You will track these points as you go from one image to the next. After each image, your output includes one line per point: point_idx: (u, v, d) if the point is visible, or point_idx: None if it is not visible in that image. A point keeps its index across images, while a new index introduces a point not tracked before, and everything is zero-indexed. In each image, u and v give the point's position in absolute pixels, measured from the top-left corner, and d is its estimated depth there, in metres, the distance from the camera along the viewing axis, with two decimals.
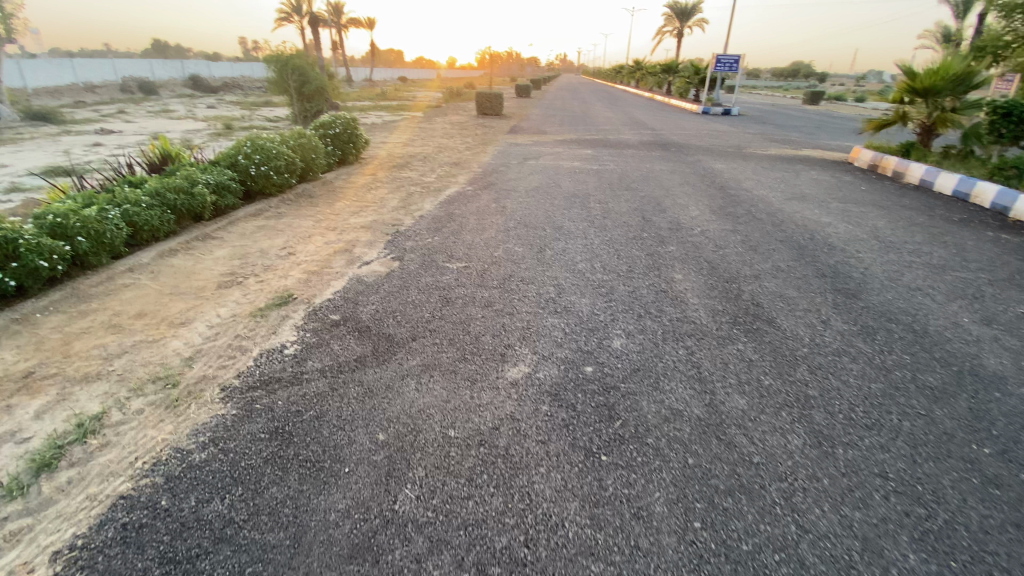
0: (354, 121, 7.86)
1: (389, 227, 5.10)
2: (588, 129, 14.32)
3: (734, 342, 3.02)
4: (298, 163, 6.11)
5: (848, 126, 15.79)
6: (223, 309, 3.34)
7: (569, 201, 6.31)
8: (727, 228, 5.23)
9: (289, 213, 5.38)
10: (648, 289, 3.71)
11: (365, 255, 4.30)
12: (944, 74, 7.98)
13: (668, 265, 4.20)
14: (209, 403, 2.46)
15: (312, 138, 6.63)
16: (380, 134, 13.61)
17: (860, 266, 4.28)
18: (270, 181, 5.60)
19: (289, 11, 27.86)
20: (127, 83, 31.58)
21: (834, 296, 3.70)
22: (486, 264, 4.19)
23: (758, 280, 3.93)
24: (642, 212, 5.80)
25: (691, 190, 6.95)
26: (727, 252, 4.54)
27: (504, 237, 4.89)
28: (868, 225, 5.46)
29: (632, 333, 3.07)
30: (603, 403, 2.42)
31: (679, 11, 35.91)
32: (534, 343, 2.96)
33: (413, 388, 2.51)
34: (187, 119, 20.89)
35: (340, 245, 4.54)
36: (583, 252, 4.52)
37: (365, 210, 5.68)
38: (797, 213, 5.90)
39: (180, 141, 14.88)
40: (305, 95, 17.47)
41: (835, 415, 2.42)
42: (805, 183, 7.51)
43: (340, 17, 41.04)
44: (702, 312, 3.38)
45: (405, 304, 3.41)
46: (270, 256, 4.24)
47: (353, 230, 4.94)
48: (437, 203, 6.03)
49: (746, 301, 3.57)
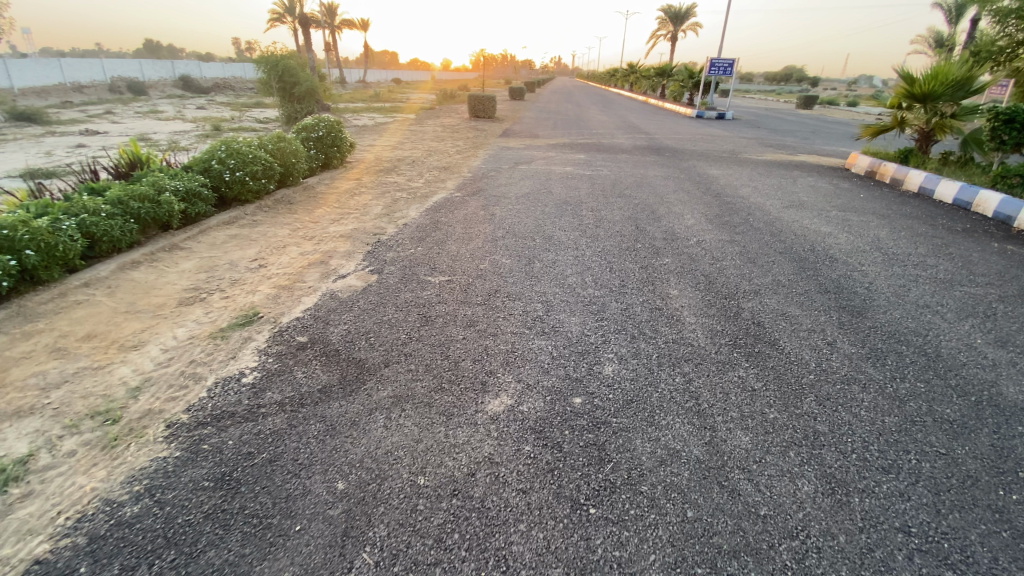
0: (338, 123, 7.59)
1: (369, 236, 4.84)
2: (581, 133, 14.13)
3: (735, 368, 2.78)
4: (277, 168, 5.83)
5: (842, 131, 15.69)
6: (181, 331, 3.08)
7: (560, 208, 6.08)
8: (725, 239, 5.01)
9: (264, 221, 5.11)
10: (642, 306, 3.48)
11: (341, 267, 4.04)
12: (943, 79, 7.82)
13: (663, 279, 3.97)
14: (150, 445, 2.20)
15: (293, 141, 6.36)
16: (370, 136, 13.36)
17: (864, 281, 4.08)
18: (245, 187, 5.33)
19: (281, 11, 27.57)
20: (115, 83, 31.12)
21: (839, 315, 3.48)
22: (471, 277, 3.94)
23: (757, 296, 3.71)
24: (635, 221, 5.58)
25: (686, 197, 6.74)
26: (724, 264, 4.33)
27: (491, 247, 4.65)
28: (870, 235, 5.26)
29: (624, 358, 2.82)
30: (592, 443, 2.18)
31: (674, 14, 35.88)
32: (518, 369, 2.70)
33: (381, 425, 2.26)
34: (174, 120, 20.53)
35: (316, 257, 4.27)
36: (575, 263, 4.29)
37: (346, 217, 5.42)
38: (796, 222, 5.70)
39: (166, 143, 14.56)
40: (294, 96, 17.17)
41: (847, 455, 2.19)
42: (802, 190, 7.33)
43: (333, 18, 40.73)
44: (700, 332, 3.14)
45: (380, 323, 3.16)
46: (239, 269, 3.98)
47: (331, 240, 4.68)
48: (422, 211, 5.79)
49: (746, 320, 3.34)
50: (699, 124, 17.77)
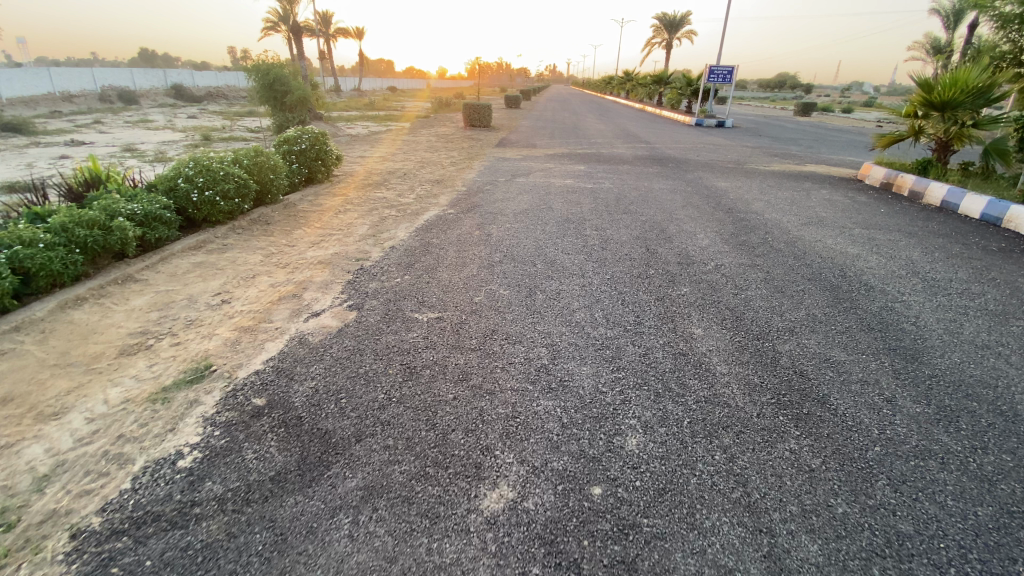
0: (323, 135, 7.09)
1: (351, 262, 4.34)
2: (580, 142, 13.70)
3: (785, 439, 2.30)
4: (253, 186, 5.33)
5: (846, 139, 15.31)
6: (116, 392, 2.57)
7: (562, 227, 5.59)
8: (745, 262, 4.53)
9: (235, 246, 4.60)
10: (663, 350, 2.99)
11: (315, 302, 3.53)
12: (962, 87, 7.40)
13: (683, 314, 3.48)
14: (45, 567, 1.67)
15: (272, 155, 5.87)
16: (361, 147, 12.89)
17: (908, 315, 3.62)
18: (216, 208, 4.82)
19: (275, 20, 27.30)
20: (105, 92, 30.57)
21: (892, 361, 3.00)
22: (464, 313, 3.44)
23: (793, 337, 3.23)
24: (645, 241, 5.10)
25: (697, 213, 6.26)
26: (750, 295, 3.84)
27: (487, 275, 4.15)
28: (902, 257, 4.82)
29: (650, 426, 2.33)
30: (619, 559, 1.68)
31: (670, 22, 35.67)
32: (520, 443, 2.19)
33: (345, 534, 1.75)
34: (163, 130, 20.03)
35: (287, 289, 3.76)
36: (581, 295, 3.79)
37: (327, 240, 4.91)
38: (819, 241, 5.24)
39: (152, 154, 14.04)
40: (286, 105, 16.69)
41: (947, 572, 1.70)
42: (818, 204, 6.89)
43: (328, 26, 40.23)
44: (735, 388, 2.65)
45: (354, 378, 2.65)
46: (199, 306, 3.47)
47: (307, 267, 4.17)
48: (412, 230, 5.31)
49: (788, 369, 2.85)
50: (700, 132, 17.39)
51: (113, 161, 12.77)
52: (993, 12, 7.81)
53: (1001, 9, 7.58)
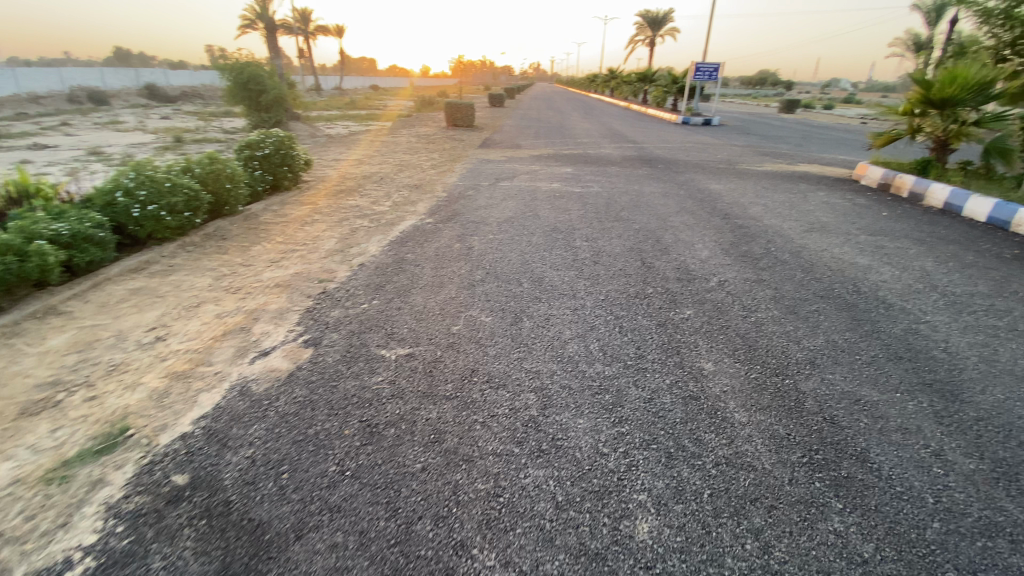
0: (289, 139, 6.57)
1: (313, 284, 3.86)
2: (566, 142, 13.28)
3: (827, 518, 1.88)
4: (206, 197, 4.80)
5: (835, 136, 15.08)
6: (3, 471, 2.08)
7: (550, 238, 5.15)
8: (750, 277, 4.13)
9: (183, 267, 4.09)
10: (671, 392, 2.57)
11: (264, 338, 3.05)
12: (960, 83, 7.10)
13: (689, 344, 3.05)
14: None
15: (229, 162, 5.34)
16: (337, 148, 12.32)
17: (936, 339, 3.24)
18: (161, 224, 4.28)
19: (251, 18, 26.55)
20: (74, 93, 29.41)
21: (930, 401, 2.61)
22: (439, 347, 2.96)
23: (816, 370, 2.83)
24: (640, 253, 4.68)
25: (693, 220, 5.87)
26: (760, 318, 3.43)
27: (467, 297, 3.68)
28: (916, 269, 4.46)
29: (663, 503, 1.90)
30: None
31: (653, 18, 35.50)
32: (503, 536, 1.75)
33: None
34: (133, 132, 19.19)
35: (235, 321, 3.27)
36: (573, 320, 3.34)
37: (288, 257, 4.41)
38: (825, 251, 4.86)
39: (117, 158, 13.32)
40: (262, 105, 16.06)
41: None
42: (817, 208, 6.54)
43: (308, 24, 39.13)
44: (760, 444, 2.24)
45: (300, 445, 2.18)
46: (128, 345, 2.98)
47: (262, 292, 3.69)
48: (385, 244, 4.82)
49: (816, 415, 2.45)
50: (687, 130, 17.08)
51: (74, 166, 12.01)
52: (977, 7, 7.35)
53: (982, 4, 7.20)
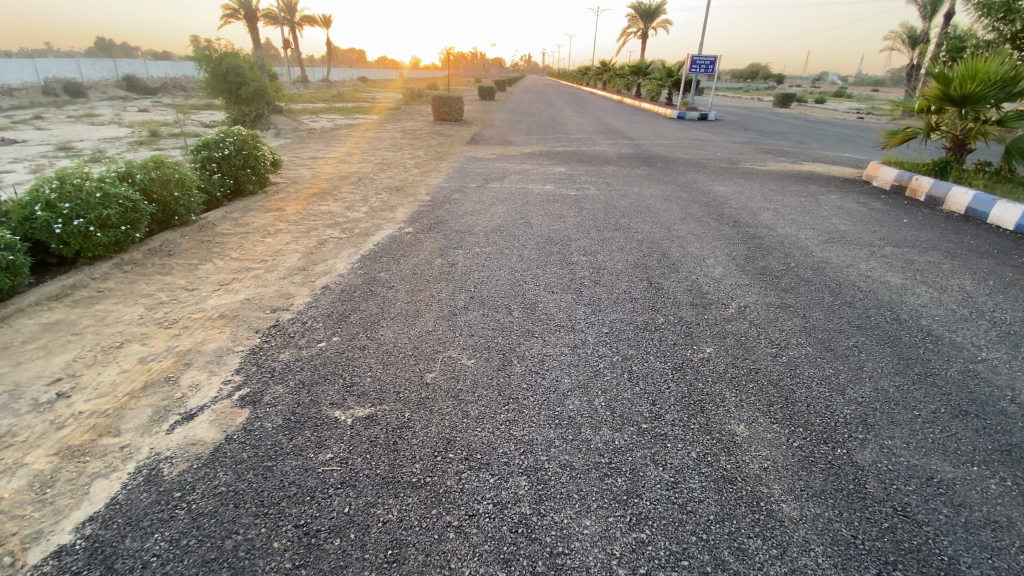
0: (252, 138, 5.95)
1: (266, 313, 3.27)
2: (559, 138, 12.69)
3: None
4: (148, 207, 4.18)
5: (835, 133, 14.62)
6: None
7: (543, 251, 4.60)
8: (774, 302, 3.60)
9: (115, 292, 3.49)
10: (699, 474, 2.02)
11: (192, 394, 2.47)
12: (982, 80, 6.59)
13: (715, 396, 2.51)
14: None
15: (178, 166, 4.72)
16: (317, 145, 11.66)
17: (1001, 386, 2.73)
18: (91, 241, 3.68)
19: (231, 8, 25.54)
20: (48, 84, 28.25)
21: (1015, 480, 2.10)
22: (406, 404, 2.38)
23: (870, 435, 2.31)
24: (645, 270, 4.16)
25: (700, 228, 5.33)
26: (794, 357, 2.89)
27: (445, 331, 3.09)
28: (955, 289, 3.97)
29: None
30: None
31: (645, 11, 34.94)
32: None
33: None
34: (107, 125, 18.24)
35: (162, 368, 2.69)
36: (572, 363, 2.77)
37: (240, 278, 3.81)
38: (850, 266, 4.36)
39: (85, 154, 12.53)
40: (241, 98, 15.30)
41: None
42: (831, 213, 6.05)
43: (293, 14, 37.97)
44: (821, 556, 1.71)
45: (209, 569, 1.61)
46: (21, 405, 2.38)
47: (203, 326, 3.10)
48: (356, 260, 4.24)
49: (883, 507, 1.93)
50: (683, 126, 16.59)
51: (38, 162, 11.19)
52: None
53: None
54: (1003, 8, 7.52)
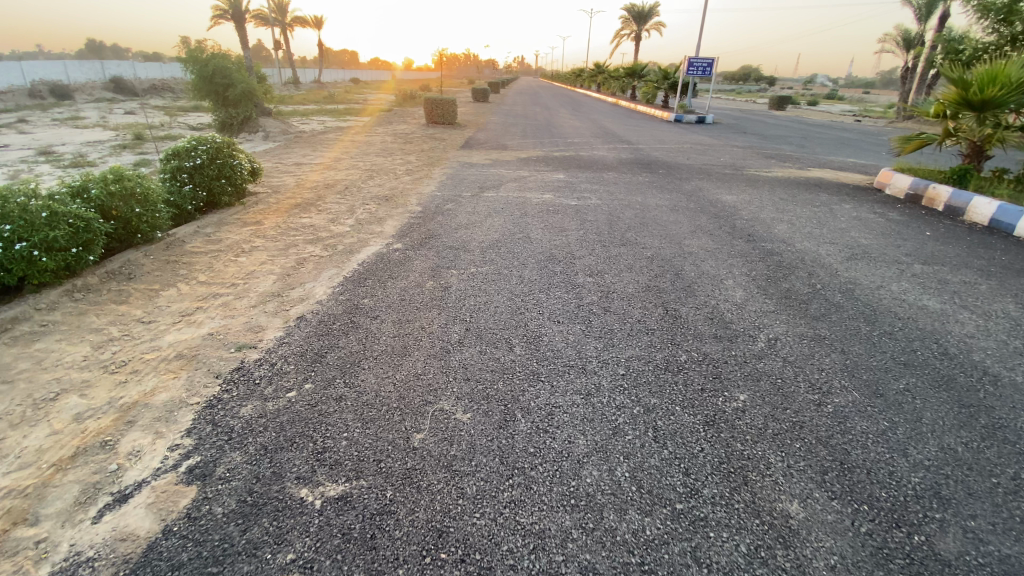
0: (226, 147, 5.54)
1: (230, 353, 2.85)
2: (556, 143, 12.32)
3: None
4: (104, 227, 3.75)
5: (837, 137, 14.32)
6: None
7: (545, 271, 4.20)
8: (807, 334, 3.21)
9: (60, 326, 3.05)
10: None
11: (131, 466, 2.04)
12: (1002, 84, 6.25)
13: (759, 462, 2.11)
14: None
15: (141, 178, 4.29)
16: (304, 149, 11.21)
17: None
18: (35, 267, 3.24)
19: (220, 9, 25.01)
20: (33, 86, 27.58)
21: None
22: (388, 479, 1.96)
23: (951, 515, 1.91)
24: (659, 294, 3.77)
25: (713, 244, 4.95)
26: (841, 407, 2.50)
27: (436, 375, 2.67)
28: (999, 314, 3.60)
29: None
30: None
31: (638, 14, 34.69)
32: None
33: None
34: (92, 129, 17.69)
35: (101, 428, 2.25)
36: (586, 417, 2.36)
37: (206, 307, 3.39)
38: (880, 287, 4.00)
39: (64, 158, 12.01)
40: (228, 100, 14.82)
41: None
42: (849, 226, 5.69)
43: (284, 15, 37.40)
44: None
45: None
46: None
47: (155, 370, 2.67)
48: (338, 283, 3.82)
49: None
50: (681, 129, 16.28)
51: (16, 168, 10.68)
52: None
53: None
54: (1011, 11, 7.28)
